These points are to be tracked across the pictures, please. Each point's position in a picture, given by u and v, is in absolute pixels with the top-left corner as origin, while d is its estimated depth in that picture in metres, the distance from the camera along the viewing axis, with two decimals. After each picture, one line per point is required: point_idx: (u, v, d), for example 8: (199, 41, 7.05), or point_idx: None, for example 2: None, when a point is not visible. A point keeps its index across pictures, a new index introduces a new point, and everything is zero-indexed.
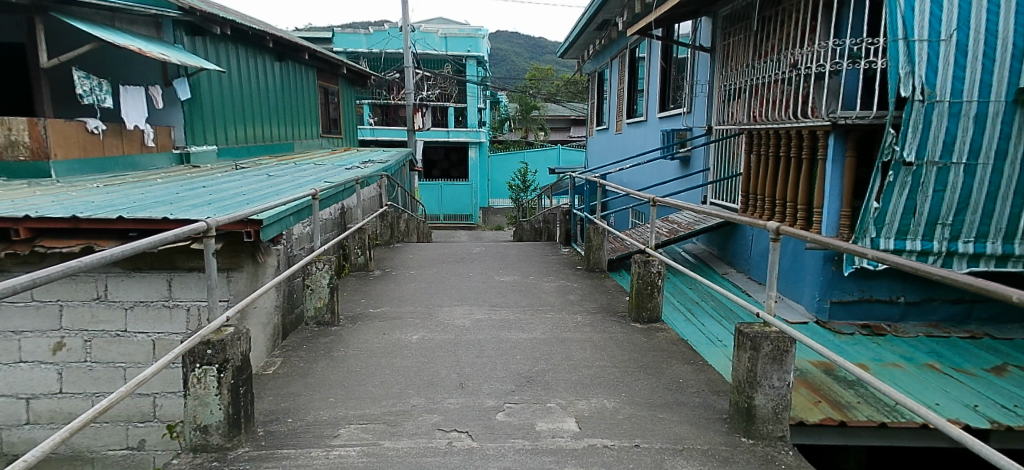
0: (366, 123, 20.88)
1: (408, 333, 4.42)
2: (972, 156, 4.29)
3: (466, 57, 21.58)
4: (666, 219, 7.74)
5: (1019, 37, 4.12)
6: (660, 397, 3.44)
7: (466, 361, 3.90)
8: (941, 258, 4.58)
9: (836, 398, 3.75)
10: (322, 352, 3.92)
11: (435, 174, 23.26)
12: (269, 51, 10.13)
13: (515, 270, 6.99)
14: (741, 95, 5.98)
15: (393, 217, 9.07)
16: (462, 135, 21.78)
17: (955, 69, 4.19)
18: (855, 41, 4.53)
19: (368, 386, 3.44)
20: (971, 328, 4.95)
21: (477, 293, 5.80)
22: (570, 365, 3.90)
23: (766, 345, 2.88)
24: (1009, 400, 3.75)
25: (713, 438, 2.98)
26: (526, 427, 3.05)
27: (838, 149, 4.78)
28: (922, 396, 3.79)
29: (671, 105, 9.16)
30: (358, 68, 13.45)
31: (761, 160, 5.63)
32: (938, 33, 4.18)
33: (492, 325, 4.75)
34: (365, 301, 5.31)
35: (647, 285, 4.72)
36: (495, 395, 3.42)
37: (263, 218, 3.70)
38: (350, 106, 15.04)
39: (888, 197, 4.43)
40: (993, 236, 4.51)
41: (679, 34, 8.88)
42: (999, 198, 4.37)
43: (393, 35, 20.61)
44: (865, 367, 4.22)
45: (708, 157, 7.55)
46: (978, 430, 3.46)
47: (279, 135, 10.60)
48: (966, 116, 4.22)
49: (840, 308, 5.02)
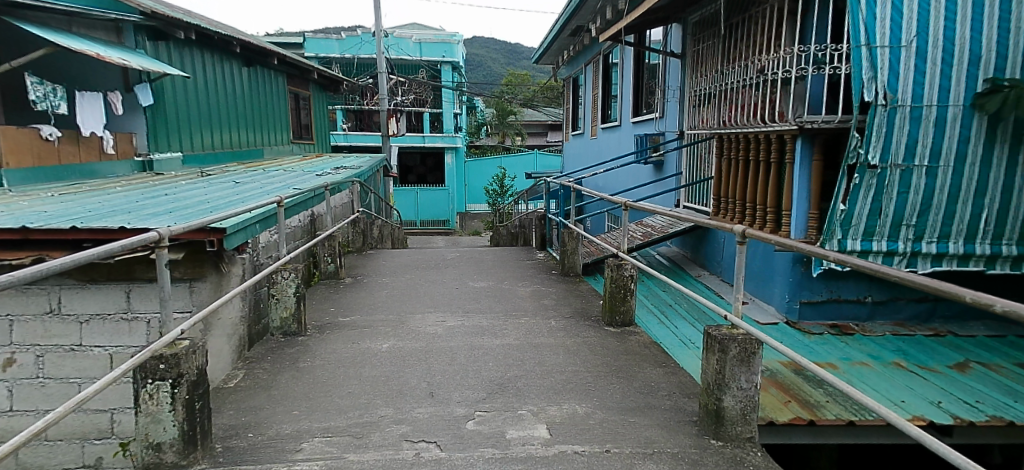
0: (339, 128, 20.77)
1: (378, 342, 4.36)
2: (933, 159, 4.41)
3: (442, 63, 21.54)
4: (641, 223, 7.78)
5: (973, 44, 4.27)
6: (633, 402, 3.45)
7: (437, 369, 3.87)
8: (905, 258, 4.69)
9: (805, 398, 3.80)
10: (287, 363, 3.84)
11: (411, 178, 23.16)
12: (236, 56, 9.96)
13: (489, 275, 6.97)
14: (711, 100, 6.07)
15: (366, 223, 8.99)
16: (439, 140, 21.86)
17: (915, 75, 4.29)
18: (820, 47, 4.60)
19: (335, 397, 3.38)
20: (935, 326, 5.08)
21: (451, 299, 5.76)
22: (543, 371, 3.89)
23: (733, 347, 2.90)
24: (971, 396, 3.84)
25: (683, 440, 3.00)
26: (496, 435, 3.02)
27: (805, 153, 4.85)
28: (889, 394, 3.86)
29: (644, 109, 9.25)
30: (330, 74, 13.31)
31: (733, 164, 5.72)
32: (899, 39, 4.28)
33: (465, 331, 4.72)
34: (334, 310, 5.21)
35: (620, 288, 4.73)
36: (466, 403, 3.39)
37: (227, 227, 3.59)
38: (321, 111, 14.83)
39: (854, 200, 4.51)
40: (954, 236, 4.62)
41: (651, 40, 8.98)
42: (959, 200, 4.50)
43: (366, 40, 20.51)
44: (833, 366, 4.29)
45: (680, 161, 7.66)
46: (942, 426, 3.52)
47: (247, 141, 10.42)
48: (927, 121, 4.33)
49: (809, 308, 5.11)
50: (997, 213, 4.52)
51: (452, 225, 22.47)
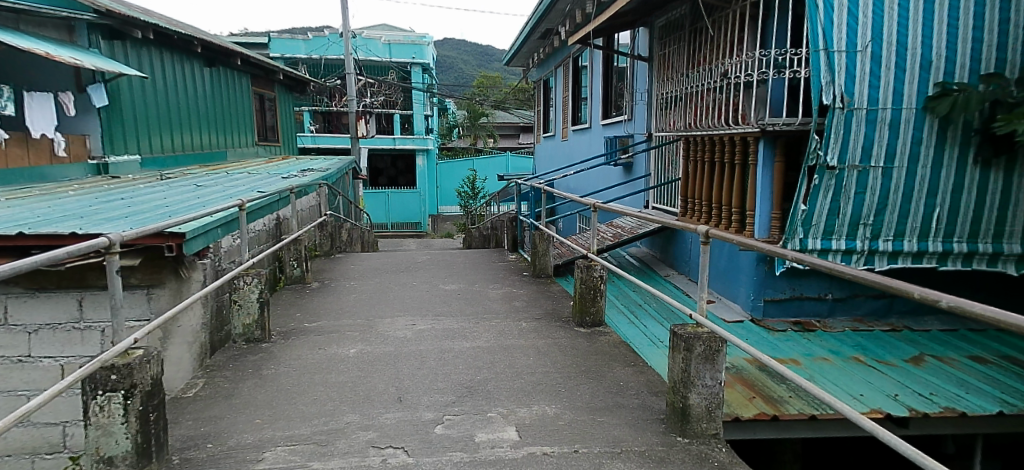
0: (307, 130, 20.47)
1: (346, 347, 4.29)
2: (888, 160, 4.54)
3: (412, 64, 21.41)
4: (611, 224, 7.82)
5: (923, 49, 4.42)
6: (602, 401, 3.47)
7: (406, 374, 3.83)
8: (863, 256, 4.82)
9: (769, 394, 3.87)
10: (249, 370, 3.75)
11: (383, 180, 23.10)
12: (197, 56, 9.73)
13: (460, 278, 6.93)
14: (677, 103, 6.15)
15: (334, 226, 8.85)
16: (410, 142, 21.71)
17: (871, 79, 4.42)
18: (780, 52, 4.70)
19: (300, 405, 3.31)
20: (892, 321, 5.23)
21: (420, 303, 5.71)
22: (513, 373, 3.89)
23: (699, 345, 2.93)
24: (925, 389, 3.96)
25: (650, 438, 3.02)
26: (465, 439, 3.00)
27: (768, 155, 4.95)
28: (848, 388, 3.96)
29: (614, 111, 9.33)
30: (296, 75, 13.10)
31: (699, 165, 5.81)
32: (855, 44, 4.40)
33: (434, 335, 4.69)
34: (300, 315, 5.11)
35: (590, 289, 4.75)
36: (435, 407, 3.36)
37: (186, 231, 3.49)
38: (287, 113, 14.57)
39: (814, 200, 4.62)
40: (909, 235, 4.77)
41: (619, 43, 9.07)
42: (912, 199, 4.65)
43: (334, 41, 20.28)
44: (796, 362, 4.38)
45: (649, 162, 7.76)
46: (898, 417, 3.63)
47: (210, 143, 10.18)
48: (882, 123, 4.47)
49: (772, 306, 5.22)
50: (948, 212, 4.68)
51: (424, 227, 22.35)
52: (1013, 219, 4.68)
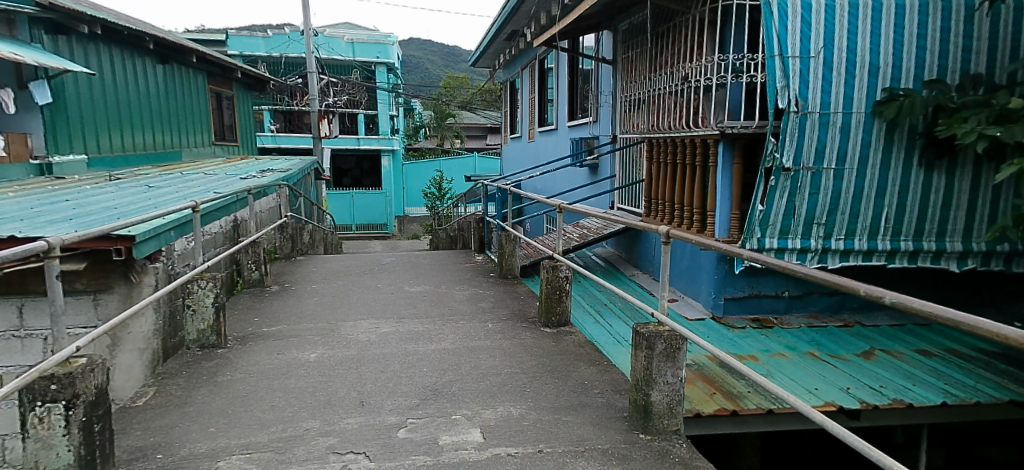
0: (267, 129, 20.06)
1: (306, 351, 4.21)
2: (840, 162, 4.69)
3: (376, 64, 21.18)
4: (577, 225, 7.85)
5: (872, 55, 4.57)
6: (566, 400, 3.48)
7: (369, 377, 3.77)
8: (817, 255, 4.96)
9: (728, 389, 3.95)
10: (204, 377, 3.64)
11: (346, 181, 22.78)
12: (149, 52, 9.42)
13: (426, 279, 6.87)
14: (640, 106, 6.23)
15: (296, 228, 8.67)
16: (375, 142, 21.48)
17: (823, 83, 4.55)
18: (738, 57, 4.80)
19: (257, 412, 3.22)
20: (845, 317, 5.40)
21: (385, 305, 5.63)
22: (478, 375, 3.87)
23: (660, 343, 2.97)
24: (875, 382, 4.09)
25: (613, 436, 3.05)
26: (429, 442, 2.97)
27: (727, 157, 5.05)
28: (804, 383, 4.07)
29: (579, 113, 9.39)
30: (255, 73, 12.82)
31: (663, 167, 5.89)
32: (809, 50, 4.52)
33: (399, 337, 4.63)
34: (258, 320, 4.98)
35: (556, 290, 4.76)
36: (398, 411, 3.32)
37: (136, 234, 3.36)
38: (246, 112, 14.23)
39: (771, 200, 4.73)
40: (859, 234, 4.93)
41: (584, 46, 9.14)
42: (863, 199, 4.80)
43: (295, 39, 19.94)
44: (754, 359, 4.48)
45: (614, 164, 7.85)
46: (850, 410, 3.74)
47: (164, 143, 9.87)
48: (834, 126, 4.60)
49: (732, 304, 5.33)
50: (896, 212, 4.85)
51: (390, 228, 22.10)
52: (955, 218, 4.88)
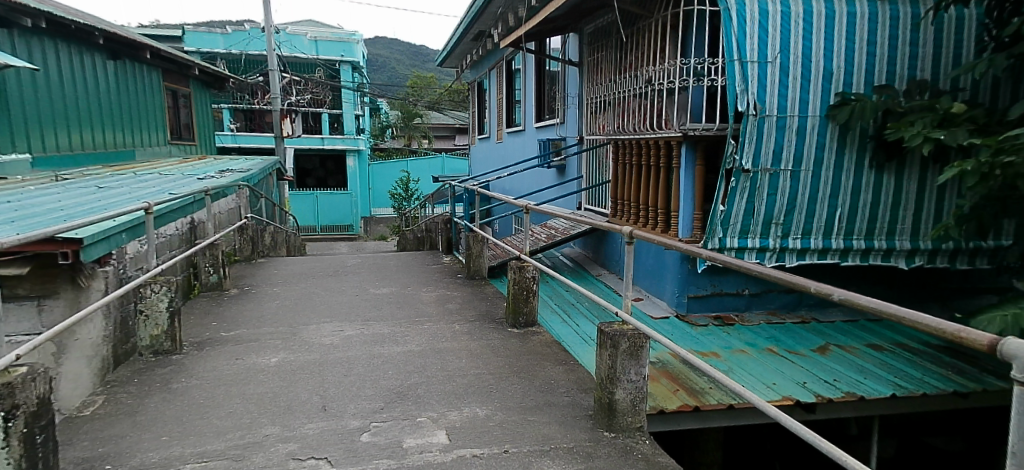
0: (226, 129, 19.59)
1: (267, 356, 4.12)
2: (796, 164, 4.82)
3: (341, 62, 20.90)
4: (545, 225, 7.88)
5: (826, 61, 4.71)
6: (532, 400, 3.48)
7: (331, 381, 3.71)
8: (776, 254, 5.08)
9: (691, 386, 4.01)
10: (157, 385, 3.53)
11: (310, 181, 22.43)
12: (99, 48, 9.10)
13: (392, 281, 6.79)
14: (606, 108, 6.29)
15: (257, 229, 8.48)
16: (340, 143, 21.18)
17: (780, 88, 4.67)
18: (699, 61, 4.88)
19: (213, 419, 3.14)
20: (802, 314, 5.55)
21: (349, 308, 5.55)
22: (444, 376, 3.84)
23: (624, 341, 3.00)
24: (830, 376, 4.21)
25: (578, 435, 3.06)
26: (393, 445, 2.94)
27: (689, 158, 5.13)
28: (762, 378, 4.16)
29: (547, 115, 9.43)
30: (214, 70, 12.50)
31: (629, 168, 5.96)
32: (766, 55, 4.63)
33: (363, 340, 4.57)
34: (216, 325, 4.85)
35: (523, 290, 4.76)
36: (361, 415, 3.27)
37: (84, 237, 3.25)
38: (204, 110, 13.85)
39: (731, 201, 4.83)
40: (815, 233, 5.07)
41: (551, 48, 9.19)
42: (818, 199, 4.94)
43: (255, 36, 19.54)
44: (716, 355, 4.56)
45: (581, 165, 7.91)
46: (806, 403, 3.84)
47: (115, 142, 9.54)
48: (791, 129, 4.72)
49: (695, 302, 5.42)
50: (849, 212, 5.01)
51: (356, 230, 21.79)
52: (904, 218, 5.06)
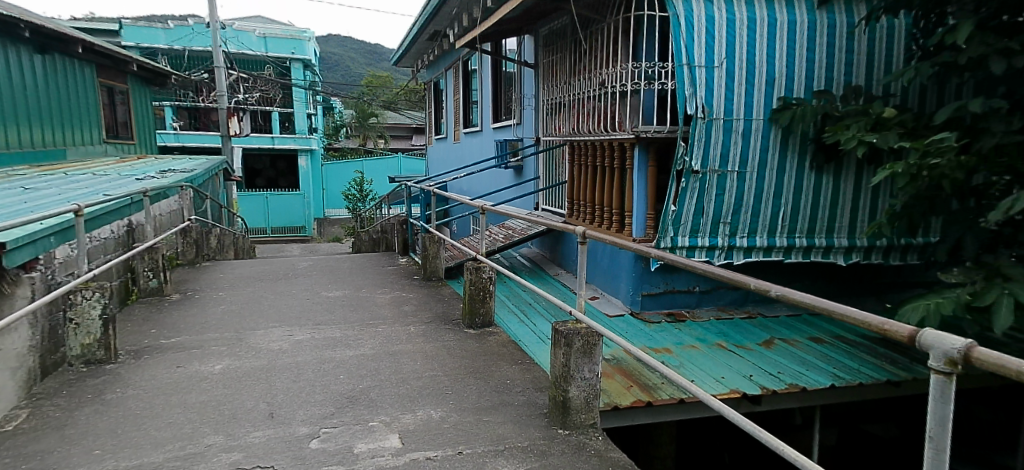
0: (168, 127, 18.86)
1: (211, 363, 3.98)
2: (742, 165, 4.96)
3: (292, 60, 20.43)
4: (502, 226, 7.89)
5: (768, 67, 4.86)
6: (487, 401, 3.47)
7: (280, 388, 3.61)
8: (724, 253, 5.21)
9: (644, 382, 4.08)
10: (89, 396, 3.36)
11: (260, 182, 21.83)
12: (26, 41, 8.64)
13: (344, 284, 6.67)
14: (561, 109, 6.34)
15: (201, 232, 8.18)
16: (292, 142, 20.70)
17: (726, 92, 4.80)
18: (650, 65, 4.97)
19: (150, 430, 3.01)
20: (749, 309, 5.72)
21: (300, 312, 5.42)
22: (398, 379, 3.79)
23: (577, 340, 3.02)
24: (774, 368, 4.35)
25: (532, 433, 3.07)
26: (343, 451, 2.88)
27: (642, 159, 5.21)
28: (711, 372, 4.26)
29: (504, 115, 9.45)
30: (153, 66, 12.03)
31: (585, 169, 6.03)
32: (713, 60, 4.75)
33: (314, 345, 4.47)
34: (156, 332, 4.65)
35: (479, 291, 4.74)
36: (311, 421, 3.20)
37: (7, 241, 3.07)
38: (144, 107, 13.27)
39: (682, 201, 4.93)
40: (760, 232, 5.22)
41: (507, 49, 9.22)
42: (763, 199, 5.10)
43: (199, 31, 18.92)
44: (668, 351, 4.65)
45: (537, 166, 7.96)
46: (752, 396, 3.95)
47: (43, 140, 9.07)
48: (736, 132, 4.87)
49: (648, 300, 5.52)
50: (791, 211, 5.19)
51: (308, 232, 21.26)
52: (842, 216, 5.27)
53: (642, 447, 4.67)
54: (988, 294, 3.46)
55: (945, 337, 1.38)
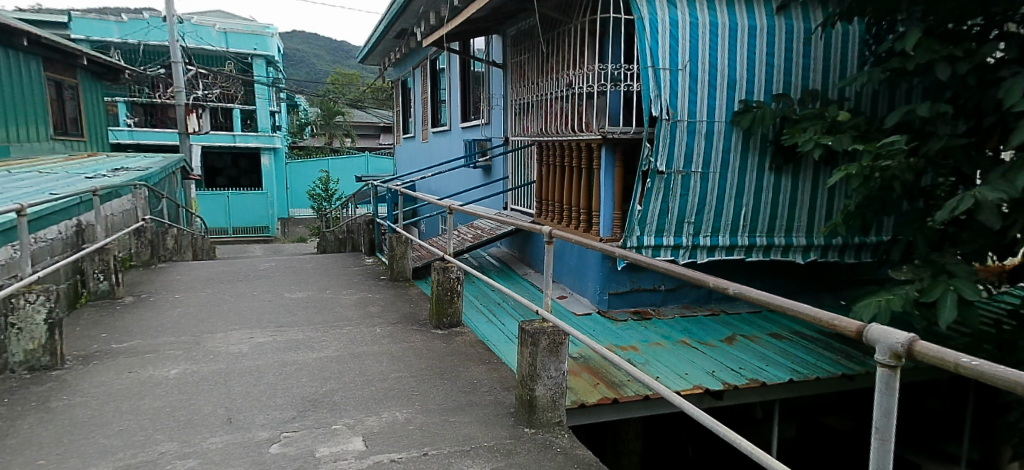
0: (122, 123, 18.24)
1: (166, 367, 3.86)
2: (705, 165, 5.04)
3: (254, 56, 19.99)
4: (471, 226, 7.85)
5: (730, 71, 4.95)
6: (454, 401, 3.44)
7: (239, 392, 3.52)
8: (689, 252, 5.28)
9: (611, 379, 4.11)
10: (33, 404, 3.22)
11: (220, 181, 21.30)
12: None
13: (308, 285, 6.55)
14: (529, 109, 6.34)
15: (156, 232, 7.93)
16: (254, 140, 20.26)
17: (689, 94, 4.87)
18: (616, 67, 5.01)
19: (99, 438, 2.90)
20: (712, 307, 5.82)
21: (261, 314, 5.30)
22: (362, 381, 3.73)
23: (544, 339, 3.02)
24: (735, 364, 4.43)
25: (499, 433, 3.06)
26: (304, 455, 2.82)
27: (609, 160, 5.24)
28: (675, 369, 4.32)
29: (472, 115, 9.41)
30: (105, 61, 11.65)
31: (554, 169, 6.05)
32: (677, 63, 4.82)
33: (275, 347, 4.37)
34: (107, 336, 4.48)
35: (446, 291, 4.70)
36: (271, 425, 3.12)
37: None
38: (95, 102, 12.82)
39: (647, 201, 4.99)
40: (722, 231, 5.32)
41: (475, 48, 9.19)
42: (725, 199, 5.19)
43: (154, 25, 18.41)
44: (634, 349, 4.70)
45: (506, 166, 7.95)
46: (714, 391, 4.01)
47: None
48: (700, 134, 4.95)
49: (615, 298, 5.57)
50: (752, 211, 5.30)
51: (273, 231, 20.85)
52: (800, 215, 5.41)
53: (610, 445, 4.70)
54: (934, 290, 3.58)
55: (889, 332, 1.42)
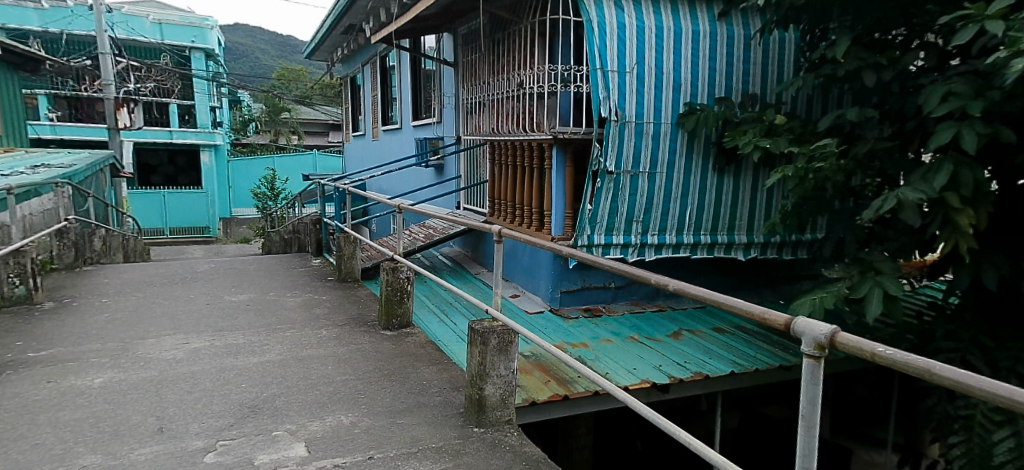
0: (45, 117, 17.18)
1: (91, 376, 3.65)
2: (653, 165, 5.13)
3: (192, 49, 19.29)
4: (422, 225, 7.75)
5: (675, 73, 5.06)
6: (402, 403, 3.39)
7: (171, 400, 3.35)
8: (637, 250, 5.36)
9: (561, 376, 4.13)
10: None
11: (155, 180, 20.36)
12: None
13: (250, 287, 6.32)
14: (481, 108, 6.31)
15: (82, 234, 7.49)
16: (193, 136, 19.47)
17: (636, 96, 4.95)
18: (566, 68, 5.04)
19: (13, 454, 2.70)
20: (660, 303, 5.93)
21: (198, 318, 5.08)
22: (306, 385, 3.62)
23: (493, 338, 3.01)
24: (681, 358, 4.53)
25: (447, 433, 3.02)
26: (242, 464, 2.72)
27: (560, 159, 5.27)
28: (624, 364, 4.38)
29: (423, 113, 9.31)
30: (21, 50, 10.93)
31: (505, 169, 6.04)
32: (625, 65, 4.88)
33: (213, 352, 4.19)
34: (24, 345, 4.20)
35: (395, 291, 4.63)
36: (206, 434, 2.99)
37: None
38: (11, 94, 12.01)
39: (597, 200, 5.04)
40: (669, 230, 5.42)
41: (425, 46, 9.08)
42: (672, 198, 5.30)
43: (79, 14, 17.45)
44: (585, 346, 4.74)
45: (458, 165, 7.89)
46: (661, 385, 4.09)
47: None
48: (647, 135, 5.04)
49: (566, 296, 5.61)
50: (696, 210, 5.43)
51: (212, 232, 20.06)
52: (742, 213, 5.58)
53: (562, 441, 4.72)
54: (863, 286, 3.75)
55: (814, 324, 1.47)
